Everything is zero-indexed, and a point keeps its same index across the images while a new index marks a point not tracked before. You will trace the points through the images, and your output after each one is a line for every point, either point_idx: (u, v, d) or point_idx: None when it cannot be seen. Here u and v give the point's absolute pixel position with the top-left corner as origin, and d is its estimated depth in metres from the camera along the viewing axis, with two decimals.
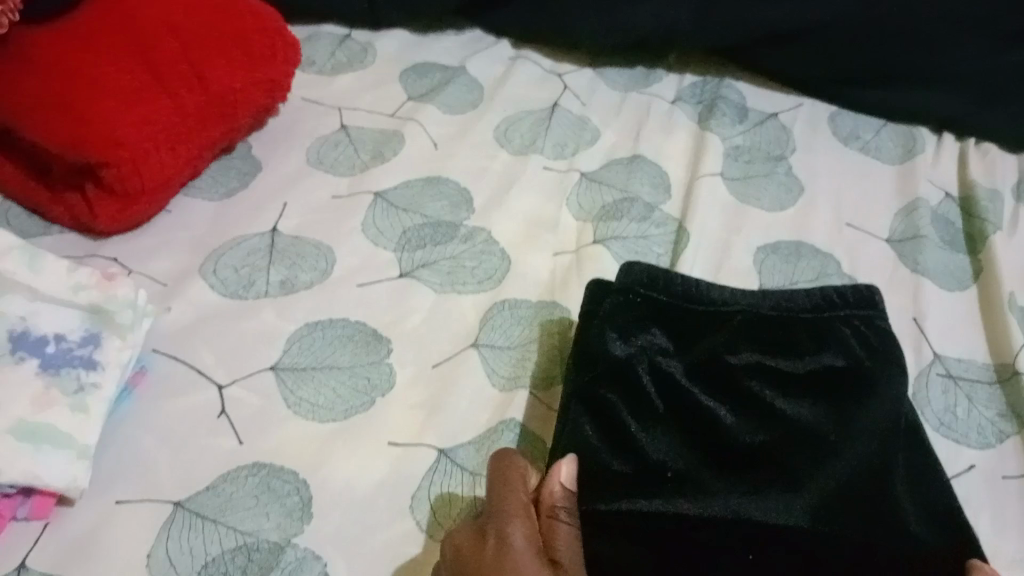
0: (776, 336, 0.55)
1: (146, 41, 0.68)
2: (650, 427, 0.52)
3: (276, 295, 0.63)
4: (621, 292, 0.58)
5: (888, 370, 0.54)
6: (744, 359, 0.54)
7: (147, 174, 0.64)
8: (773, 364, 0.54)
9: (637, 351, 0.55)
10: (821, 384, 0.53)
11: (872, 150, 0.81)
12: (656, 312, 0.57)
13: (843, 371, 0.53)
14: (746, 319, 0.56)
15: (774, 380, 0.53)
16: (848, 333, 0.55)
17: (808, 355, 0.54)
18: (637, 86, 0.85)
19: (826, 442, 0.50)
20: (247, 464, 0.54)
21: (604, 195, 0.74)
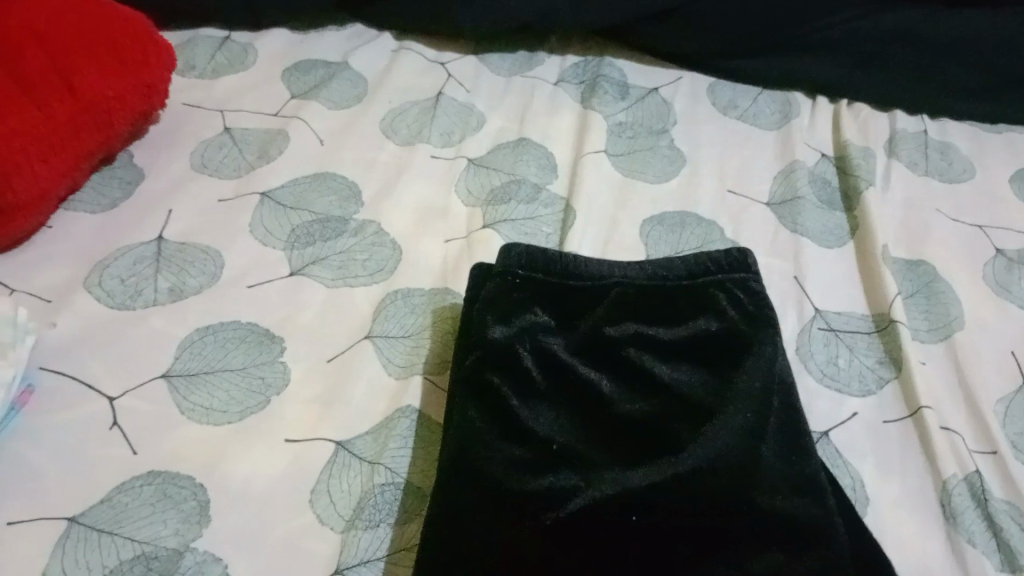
0: (652, 307, 0.57)
1: (12, 52, 0.66)
2: (534, 404, 0.53)
3: (164, 302, 0.63)
4: (500, 276, 0.59)
5: (762, 330, 0.55)
6: (623, 331, 0.56)
7: (23, 186, 0.63)
8: (650, 333, 0.55)
9: (520, 329, 0.56)
10: (700, 346, 0.55)
11: (751, 117, 0.83)
12: (536, 291, 0.58)
13: (720, 333, 0.55)
14: (624, 293, 0.58)
15: (653, 347, 0.55)
16: (723, 297, 0.57)
17: (683, 322, 0.56)
18: (521, 70, 0.86)
19: (705, 400, 0.52)
20: (142, 473, 0.54)
21: (492, 179, 0.75)
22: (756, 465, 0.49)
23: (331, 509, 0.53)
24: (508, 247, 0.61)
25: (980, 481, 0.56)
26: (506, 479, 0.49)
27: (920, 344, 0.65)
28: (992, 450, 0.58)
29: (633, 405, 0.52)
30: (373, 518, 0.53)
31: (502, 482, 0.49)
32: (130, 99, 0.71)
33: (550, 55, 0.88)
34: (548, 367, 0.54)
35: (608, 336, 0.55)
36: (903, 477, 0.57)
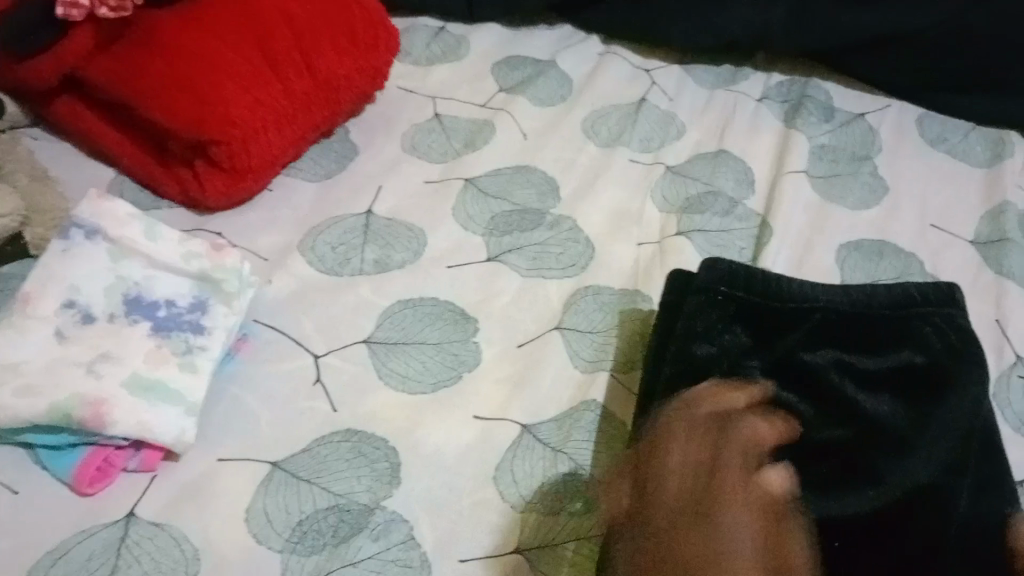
0: (858, 334, 0.57)
1: (260, 28, 0.71)
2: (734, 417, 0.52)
3: (370, 272, 0.66)
4: (702, 293, 0.58)
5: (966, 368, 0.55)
6: (827, 358, 0.55)
7: (255, 153, 0.68)
8: (854, 363, 0.55)
9: (720, 345, 0.56)
10: (898, 382, 0.55)
11: (960, 153, 0.81)
12: (739, 308, 0.58)
13: (921, 368, 0.55)
14: (827, 317, 0.57)
15: (854, 377, 0.55)
16: (929, 330, 0.57)
17: (887, 354, 0.56)
18: (724, 84, 0.86)
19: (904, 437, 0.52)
20: (341, 430, 0.57)
21: (688, 188, 0.75)
22: (951, 508, 0.49)
23: (513, 488, 0.55)
24: (712, 261, 0.60)
25: None
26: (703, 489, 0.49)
27: None
28: None
29: (829, 431, 0.52)
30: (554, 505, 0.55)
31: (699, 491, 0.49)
32: (356, 79, 0.75)
33: (755, 72, 0.88)
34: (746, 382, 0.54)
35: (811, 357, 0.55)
36: None
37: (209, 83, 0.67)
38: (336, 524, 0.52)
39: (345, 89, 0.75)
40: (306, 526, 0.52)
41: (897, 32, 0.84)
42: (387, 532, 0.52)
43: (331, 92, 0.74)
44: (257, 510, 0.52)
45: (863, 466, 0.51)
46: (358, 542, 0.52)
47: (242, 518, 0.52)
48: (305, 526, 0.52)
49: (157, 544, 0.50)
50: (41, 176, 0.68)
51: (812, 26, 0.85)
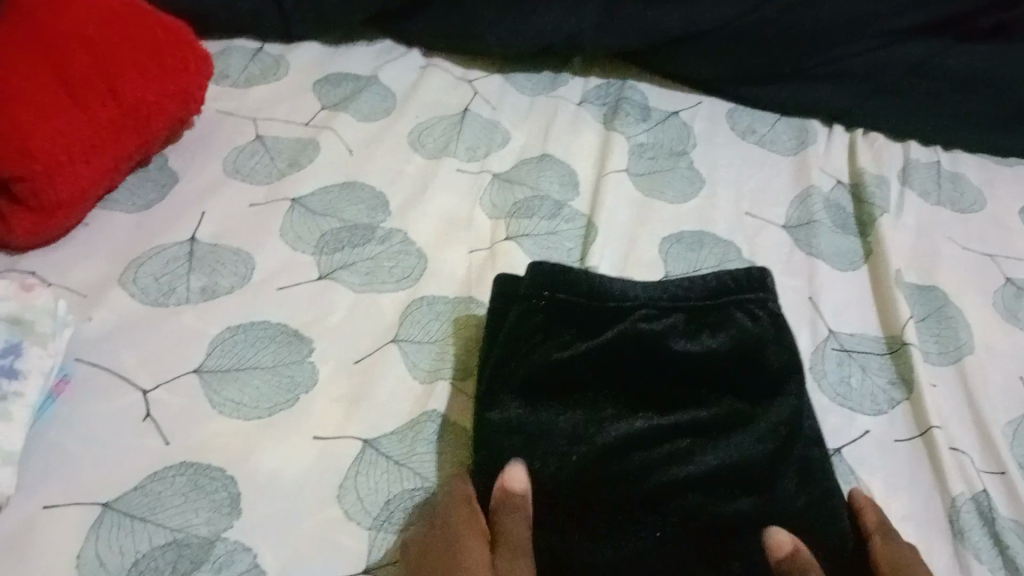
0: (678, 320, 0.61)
1: (58, 56, 0.68)
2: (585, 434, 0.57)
3: (196, 301, 0.65)
4: (525, 301, 0.61)
5: (773, 348, 0.60)
6: (657, 346, 0.59)
7: (63, 185, 0.65)
8: (678, 350, 0.59)
9: (551, 346, 0.59)
10: (717, 363, 0.59)
11: (768, 143, 0.85)
12: (565, 309, 0.61)
13: (733, 350, 0.60)
14: (650, 311, 0.61)
15: (679, 368, 0.59)
16: (743, 317, 0.61)
17: (706, 336, 0.60)
18: (545, 89, 0.88)
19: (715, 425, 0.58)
20: (175, 464, 0.55)
21: (515, 194, 0.77)
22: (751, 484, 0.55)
23: (359, 505, 0.55)
24: (535, 265, 0.62)
25: (987, 500, 0.58)
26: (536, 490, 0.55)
27: (931, 366, 0.66)
28: (998, 468, 0.60)
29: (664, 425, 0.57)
30: (400, 520, 0.55)
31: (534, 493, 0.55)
32: (168, 104, 0.73)
33: (573, 77, 0.91)
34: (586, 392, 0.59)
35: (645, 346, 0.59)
36: (913, 491, 0.59)
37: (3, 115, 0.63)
38: (174, 563, 0.51)
39: (157, 115, 0.72)
40: (143, 566, 0.50)
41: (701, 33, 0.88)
42: (230, 563, 0.51)
43: (142, 119, 0.71)
44: (87, 558, 0.50)
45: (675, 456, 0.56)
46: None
47: (74, 566, 0.50)
48: (142, 566, 0.50)
49: None
50: None
51: (622, 30, 0.88)
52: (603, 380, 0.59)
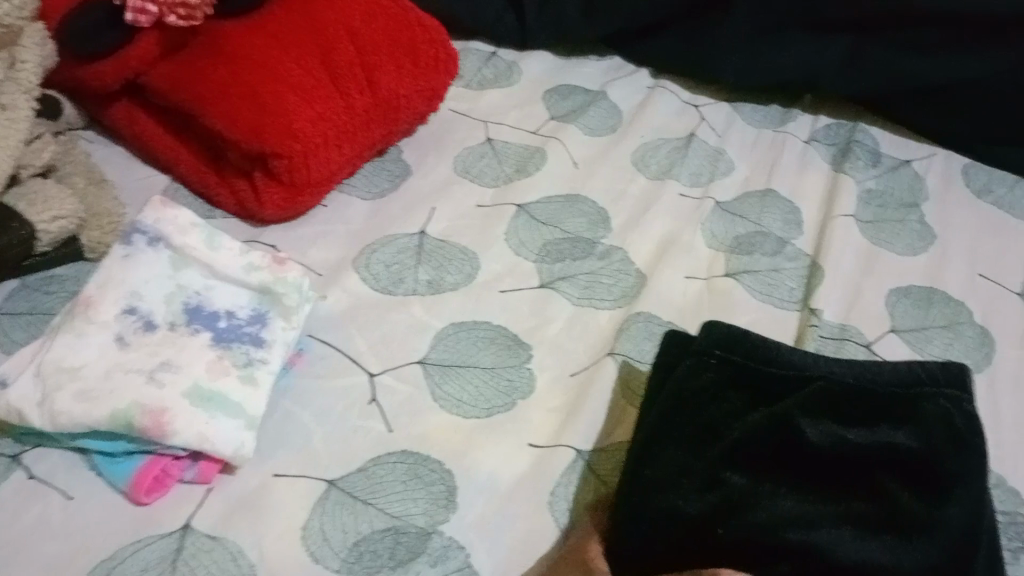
0: (856, 409, 0.51)
1: (325, 42, 0.71)
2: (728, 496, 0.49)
3: (423, 293, 0.66)
4: (694, 355, 0.55)
5: (968, 458, 0.49)
6: (821, 434, 0.49)
7: (316, 167, 0.68)
8: (844, 437, 0.49)
9: (707, 400, 0.53)
10: (895, 463, 0.48)
11: (1006, 205, 0.81)
12: (725, 384, 0.53)
13: (914, 453, 0.48)
14: (828, 384, 0.52)
15: (850, 456, 0.49)
16: (935, 411, 0.50)
17: (888, 427, 0.50)
18: (772, 123, 0.87)
19: (876, 517, 0.47)
20: (396, 451, 0.57)
21: (737, 227, 0.75)
22: None
23: (569, 519, 0.55)
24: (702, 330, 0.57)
25: None
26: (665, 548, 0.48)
27: None
28: None
29: (811, 505, 0.48)
30: None
31: (664, 549, 0.48)
32: (416, 99, 0.75)
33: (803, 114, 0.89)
34: (740, 461, 0.50)
35: (814, 413, 0.51)
36: None
37: (271, 95, 0.67)
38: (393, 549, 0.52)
39: (404, 108, 0.74)
40: (363, 547, 0.51)
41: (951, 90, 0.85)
42: (444, 558, 0.52)
43: (390, 111, 0.73)
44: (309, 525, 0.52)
45: (820, 537, 0.46)
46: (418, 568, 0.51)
47: (298, 536, 0.51)
48: (360, 547, 0.51)
49: (213, 558, 0.50)
50: (98, 179, 0.68)
51: (865, 75, 0.86)
52: (764, 454, 0.50)
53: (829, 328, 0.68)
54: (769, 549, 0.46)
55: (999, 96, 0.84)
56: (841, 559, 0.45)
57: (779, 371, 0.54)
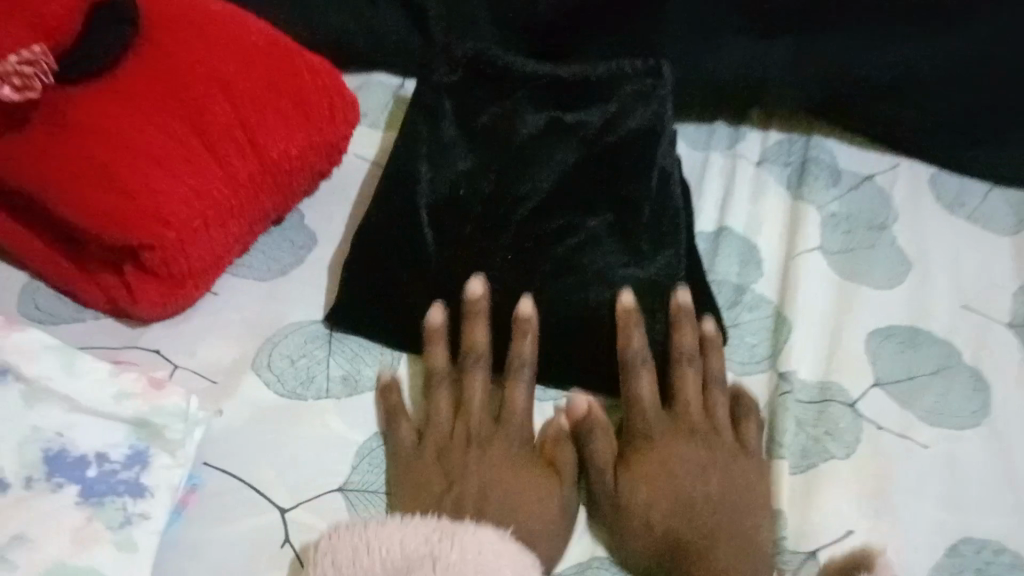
0: (473, 138, 0.64)
1: (195, 101, 0.59)
2: (514, 195, 0.63)
3: (338, 395, 0.57)
4: (374, 221, 0.62)
5: (573, 133, 0.64)
6: (460, 169, 0.63)
7: (194, 254, 0.58)
8: (463, 164, 0.63)
9: (430, 190, 0.63)
10: (508, 191, 0.63)
11: (981, 220, 0.72)
12: (397, 224, 0.61)
13: (554, 172, 0.64)
14: (473, 140, 0.64)
15: (471, 203, 0.63)
16: (536, 115, 0.65)
17: (503, 147, 0.64)
18: (718, 145, 0.77)
19: (522, 213, 0.63)
20: None
21: (718, 263, 0.68)
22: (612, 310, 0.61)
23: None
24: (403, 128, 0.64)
25: None
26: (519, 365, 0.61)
27: None
28: None
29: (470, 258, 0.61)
30: None
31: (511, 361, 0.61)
32: (310, 157, 0.64)
33: (752, 128, 0.79)
34: (478, 240, 0.62)
35: (448, 193, 0.63)
36: None
37: (136, 173, 0.56)
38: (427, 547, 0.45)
39: (297, 169, 0.64)
40: None
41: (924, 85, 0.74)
42: None
43: (281, 175, 0.63)
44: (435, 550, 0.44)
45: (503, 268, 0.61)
46: (470, 530, 0.47)
47: None
48: None
49: None
50: None
51: (821, 84, 0.75)
52: (406, 239, 0.61)
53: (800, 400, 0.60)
54: (561, 275, 0.61)
55: (971, 88, 0.74)
56: (568, 294, 0.61)
57: (413, 138, 0.64)
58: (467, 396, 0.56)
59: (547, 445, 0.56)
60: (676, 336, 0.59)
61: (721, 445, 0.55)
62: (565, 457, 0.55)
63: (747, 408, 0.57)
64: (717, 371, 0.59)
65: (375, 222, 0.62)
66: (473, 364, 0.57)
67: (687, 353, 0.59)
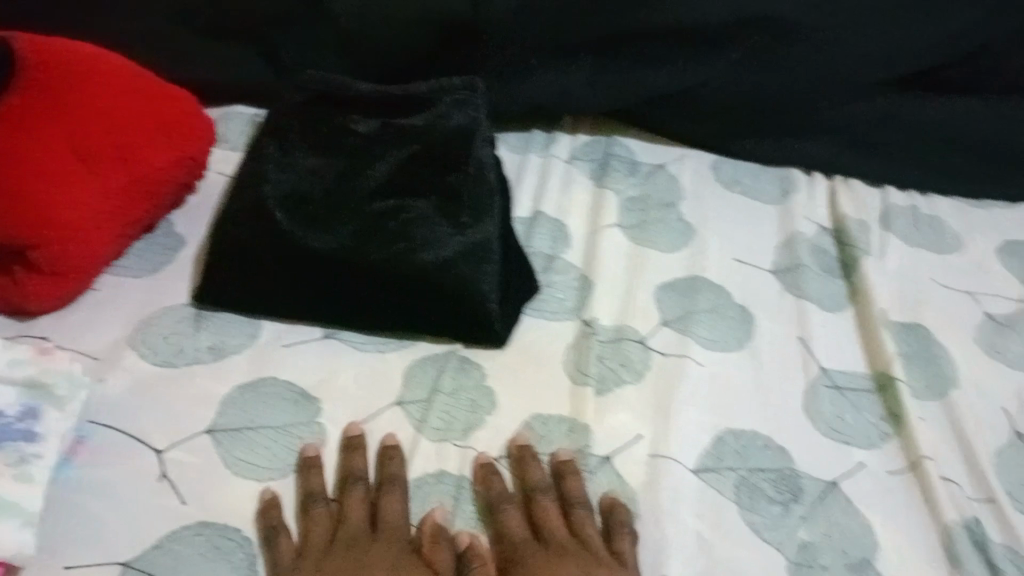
0: (318, 145, 0.77)
1: (70, 125, 0.70)
2: (356, 180, 0.75)
3: (206, 359, 0.66)
4: (232, 209, 0.72)
5: (403, 132, 0.77)
6: (307, 167, 0.75)
7: (78, 250, 0.67)
8: (309, 164, 0.76)
9: (279, 181, 0.74)
10: (348, 180, 0.75)
11: (753, 193, 0.87)
12: (252, 206, 0.72)
13: (387, 163, 0.76)
14: (317, 146, 0.77)
15: (316, 190, 0.74)
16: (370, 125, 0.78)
17: (343, 148, 0.77)
18: (534, 149, 0.90)
19: (360, 196, 0.74)
20: (193, 523, 0.56)
21: (534, 241, 0.80)
22: (440, 261, 0.70)
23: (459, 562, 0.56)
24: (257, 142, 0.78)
25: (979, 529, 0.60)
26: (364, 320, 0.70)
27: (920, 399, 0.69)
28: (989, 498, 0.62)
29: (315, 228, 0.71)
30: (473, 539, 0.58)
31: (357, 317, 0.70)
32: (175, 170, 0.75)
33: (564, 134, 0.92)
34: (323, 216, 0.72)
35: (296, 184, 0.74)
36: (910, 529, 0.61)
37: (22, 184, 0.66)
38: None
39: (165, 181, 0.74)
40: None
41: (705, 93, 0.88)
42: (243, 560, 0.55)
43: (151, 185, 0.73)
44: None
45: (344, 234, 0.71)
46: None
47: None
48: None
49: None
50: None
51: (621, 92, 0.88)
52: (260, 215, 0.71)
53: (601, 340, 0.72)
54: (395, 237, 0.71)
55: (741, 93, 0.89)
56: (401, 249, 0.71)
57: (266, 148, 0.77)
58: (347, 513, 0.57)
59: (426, 545, 0.56)
60: (526, 476, 0.61)
61: (590, 562, 0.55)
62: (441, 561, 0.55)
63: (617, 522, 0.58)
64: (578, 495, 0.60)
65: (234, 211, 0.72)
66: (353, 485, 0.59)
67: (539, 486, 0.60)
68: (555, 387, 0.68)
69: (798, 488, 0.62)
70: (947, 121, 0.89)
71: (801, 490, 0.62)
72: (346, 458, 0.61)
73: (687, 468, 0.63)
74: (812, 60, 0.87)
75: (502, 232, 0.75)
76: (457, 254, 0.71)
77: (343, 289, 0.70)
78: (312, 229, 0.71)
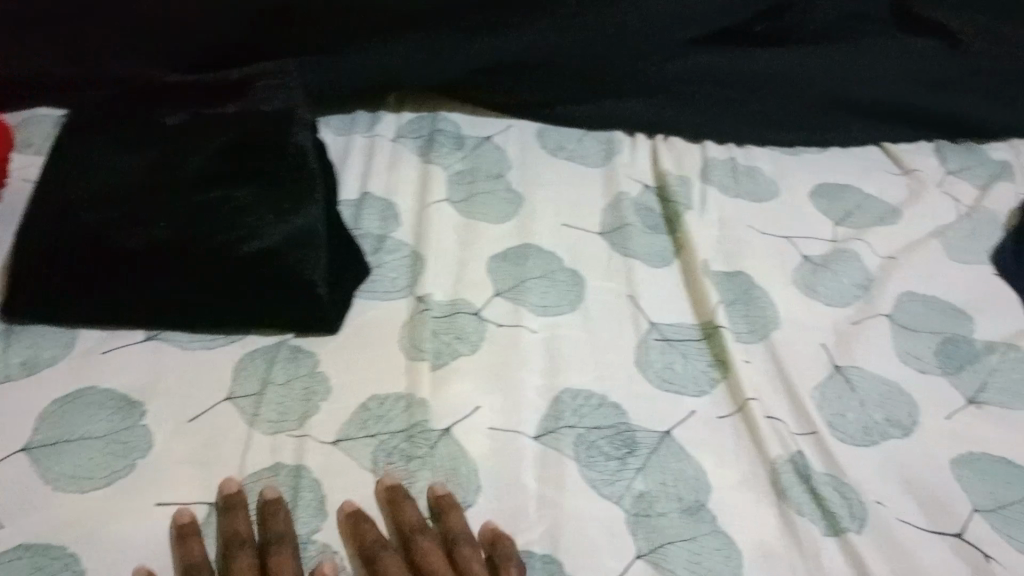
0: (127, 139, 0.74)
1: None
2: (169, 170, 0.72)
3: (18, 377, 0.64)
4: (38, 211, 0.69)
5: (215, 122, 0.76)
6: (117, 161, 0.72)
7: None
8: (118, 157, 0.73)
9: (88, 180, 0.71)
10: (161, 171, 0.72)
11: (579, 157, 0.89)
12: (60, 212, 0.69)
13: (201, 148, 0.73)
14: (127, 140, 0.74)
15: (127, 183, 0.71)
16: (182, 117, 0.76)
17: (154, 141, 0.74)
18: (358, 130, 0.89)
19: (176, 183, 0.71)
20: (13, 548, 0.54)
21: (362, 222, 0.79)
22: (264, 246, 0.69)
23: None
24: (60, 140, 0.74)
25: (802, 460, 0.63)
26: (191, 313, 0.68)
27: (743, 344, 0.71)
28: (810, 430, 0.66)
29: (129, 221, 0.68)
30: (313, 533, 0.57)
31: (183, 312, 0.67)
32: None
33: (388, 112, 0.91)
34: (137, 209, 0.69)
35: (105, 180, 0.71)
36: (740, 468, 0.64)
37: None
38: None
39: None
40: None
41: (524, 61, 0.89)
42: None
43: None
44: None
45: (161, 224, 0.69)
46: None
47: None
48: None
49: None
50: None
51: (444, 65, 0.87)
52: (69, 219, 0.68)
53: (434, 316, 0.71)
54: (216, 222, 0.69)
55: (561, 57, 0.89)
56: (223, 235, 0.69)
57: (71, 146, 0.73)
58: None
59: None
60: (403, 518, 0.56)
61: None
62: None
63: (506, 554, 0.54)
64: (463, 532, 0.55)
65: (40, 214, 0.69)
66: (239, 548, 0.53)
67: (421, 528, 0.55)
68: (390, 366, 0.67)
69: (633, 441, 0.64)
70: (756, 73, 0.93)
71: (636, 443, 0.64)
72: (225, 520, 0.55)
73: (526, 435, 0.64)
74: (625, 23, 0.88)
75: (327, 212, 0.75)
76: (281, 236, 0.70)
77: (165, 284, 0.67)
78: (126, 224, 0.68)
